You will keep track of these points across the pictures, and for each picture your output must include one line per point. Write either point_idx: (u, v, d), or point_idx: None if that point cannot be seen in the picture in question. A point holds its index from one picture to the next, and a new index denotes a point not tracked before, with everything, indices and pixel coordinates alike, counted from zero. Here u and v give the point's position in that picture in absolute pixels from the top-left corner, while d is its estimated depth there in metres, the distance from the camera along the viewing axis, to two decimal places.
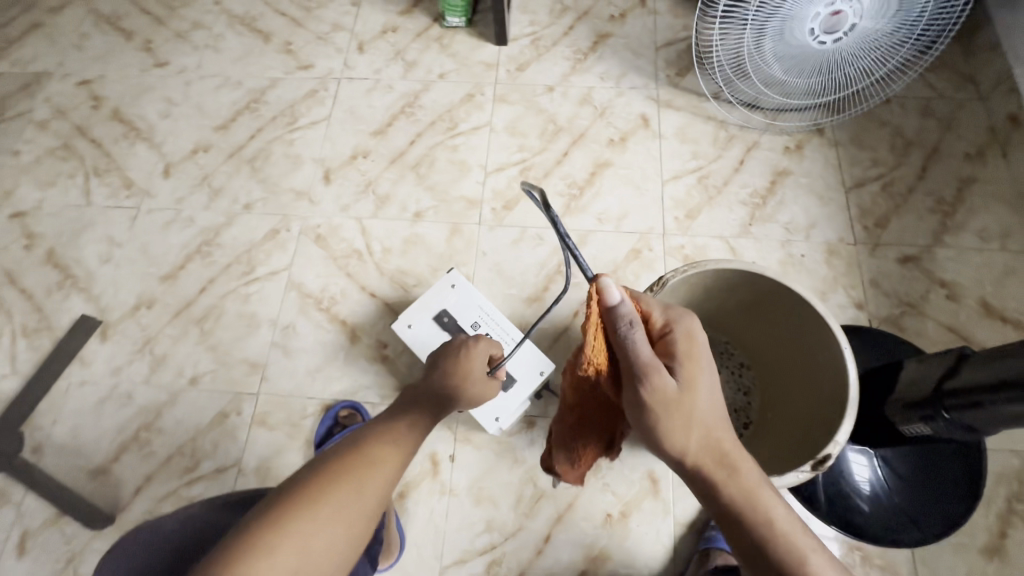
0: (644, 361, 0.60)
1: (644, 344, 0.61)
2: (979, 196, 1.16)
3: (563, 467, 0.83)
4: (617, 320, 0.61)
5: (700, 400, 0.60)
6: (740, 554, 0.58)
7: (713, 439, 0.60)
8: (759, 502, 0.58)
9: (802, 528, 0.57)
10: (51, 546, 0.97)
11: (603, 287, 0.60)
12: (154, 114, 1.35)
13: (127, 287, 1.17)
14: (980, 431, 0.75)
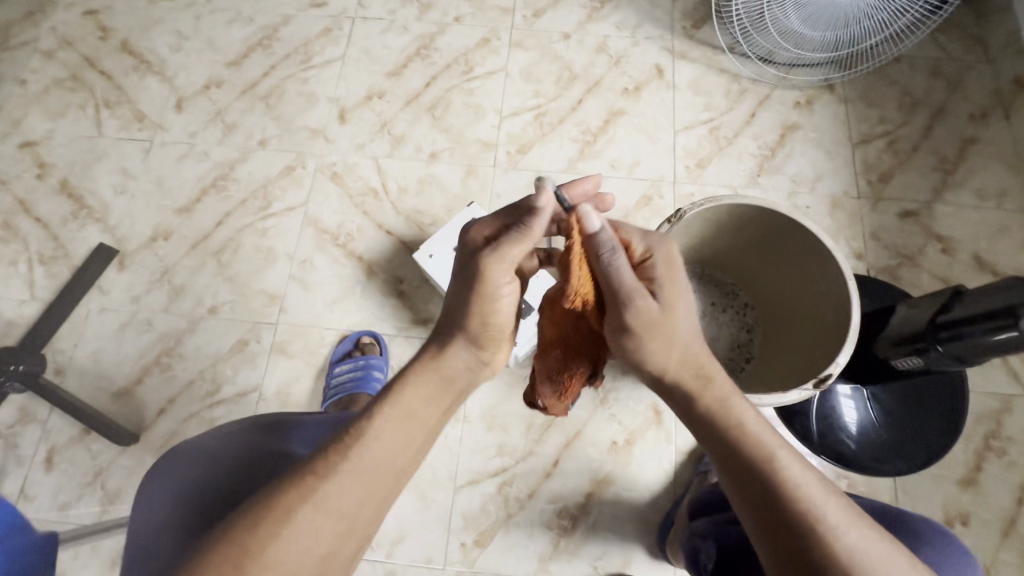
0: (627, 286, 0.55)
1: (625, 268, 0.56)
2: (979, 156, 1.20)
3: (549, 401, 0.75)
4: (599, 247, 0.56)
5: (679, 322, 0.57)
6: (720, 468, 0.56)
7: (690, 351, 0.57)
8: (733, 409, 0.56)
9: (773, 432, 0.55)
10: (77, 461, 1.01)
11: (582, 216, 0.55)
12: (164, 48, 1.33)
13: (143, 219, 1.18)
14: (968, 360, 0.81)
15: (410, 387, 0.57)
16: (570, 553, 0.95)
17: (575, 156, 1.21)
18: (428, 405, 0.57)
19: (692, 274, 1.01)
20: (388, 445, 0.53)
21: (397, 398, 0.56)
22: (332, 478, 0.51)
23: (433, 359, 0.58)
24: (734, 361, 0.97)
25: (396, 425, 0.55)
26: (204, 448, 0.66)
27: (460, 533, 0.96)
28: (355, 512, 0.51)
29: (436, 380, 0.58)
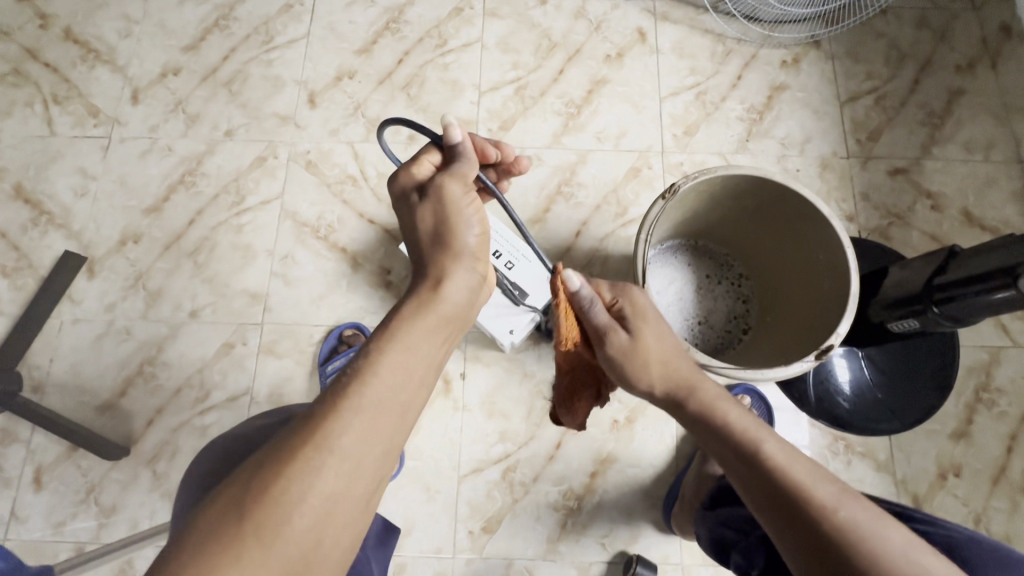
0: (602, 325, 0.62)
1: (599, 310, 0.63)
2: (966, 108, 1.18)
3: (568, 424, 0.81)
4: (580, 303, 0.63)
5: (650, 344, 0.62)
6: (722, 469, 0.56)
7: (672, 369, 0.62)
8: (719, 412, 0.58)
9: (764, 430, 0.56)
10: (67, 478, 0.98)
11: (564, 277, 0.61)
12: (113, 34, 1.23)
13: (110, 222, 1.11)
14: (964, 320, 0.81)
15: (412, 323, 0.50)
16: (578, 532, 0.96)
17: (559, 130, 1.17)
18: (429, 340, 0.50)
19: (685, 246, 1.00)
20: (391, 384, 0.46)
21: (398, 336, 0.49)
22: (338, 421, 0.43)
23: (429, 290, 0.53)
24: (731, 332, 0.96)
25: (401, 364, 0.47)
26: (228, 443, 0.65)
27: (467, 521, 0.96)
28: (367, 453, 0.43)
29: (433, 316, 0.52)
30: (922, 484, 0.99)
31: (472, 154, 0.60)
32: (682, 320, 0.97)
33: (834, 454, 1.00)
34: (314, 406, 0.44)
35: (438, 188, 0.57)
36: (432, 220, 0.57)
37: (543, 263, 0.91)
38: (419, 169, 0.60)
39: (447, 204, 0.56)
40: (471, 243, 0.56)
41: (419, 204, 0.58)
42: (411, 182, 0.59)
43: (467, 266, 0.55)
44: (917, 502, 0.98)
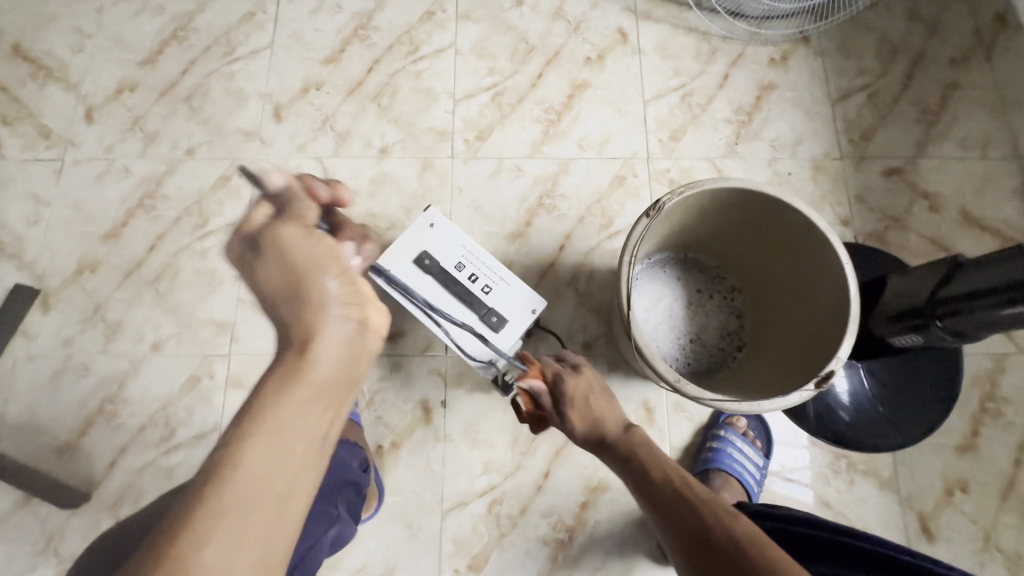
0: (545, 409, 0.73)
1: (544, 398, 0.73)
2: (963, 103, 1.13)
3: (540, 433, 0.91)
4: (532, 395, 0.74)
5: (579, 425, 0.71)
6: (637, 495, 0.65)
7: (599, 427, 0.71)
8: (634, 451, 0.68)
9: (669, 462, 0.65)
10: (24, 528, 0.92)
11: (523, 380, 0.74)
12: (65, 49, 1.16)
13: (65, 250, 1.05)
14: (971, 334, 0.77)
15: (278, 401, 0.44)
16: (570, 567, 0.91)
17: (539, 139, 1.11)
18: (305, 411, 0.44)
19: (673, 260, 0.95)
20: (262, 468, 0.41)
21: (262, 416, 0.43)
22: (202, 526, 0.38)
23: (295, 358, 0.46)
24: (725, 350, 0.92)
25: (268, 448, 0.42)
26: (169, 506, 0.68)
27: (452, 559, 0.91)
28: (240, 554, 0.38)
29: (307, 385, 0.45)
30: (928, 501, 0.94)
31: (303, 192, 0.58)
32: (673, 339, 0.92)
33: (835, 473, 0.96)
34: (178, 510, 0.40)
35: (274, 237, 0.52)
36: (279, 274, 0.51)
37: (523, 285, 0.85)
38: (252, 222, 0.55)
39: (293, 252, 0.51)
40: (335, 285, 0.50)
41: (259, 263, 0.52)
42: (244, 242, 0.55)
43: (332, 319, 0.49)
44: (923, 521, 0.93)
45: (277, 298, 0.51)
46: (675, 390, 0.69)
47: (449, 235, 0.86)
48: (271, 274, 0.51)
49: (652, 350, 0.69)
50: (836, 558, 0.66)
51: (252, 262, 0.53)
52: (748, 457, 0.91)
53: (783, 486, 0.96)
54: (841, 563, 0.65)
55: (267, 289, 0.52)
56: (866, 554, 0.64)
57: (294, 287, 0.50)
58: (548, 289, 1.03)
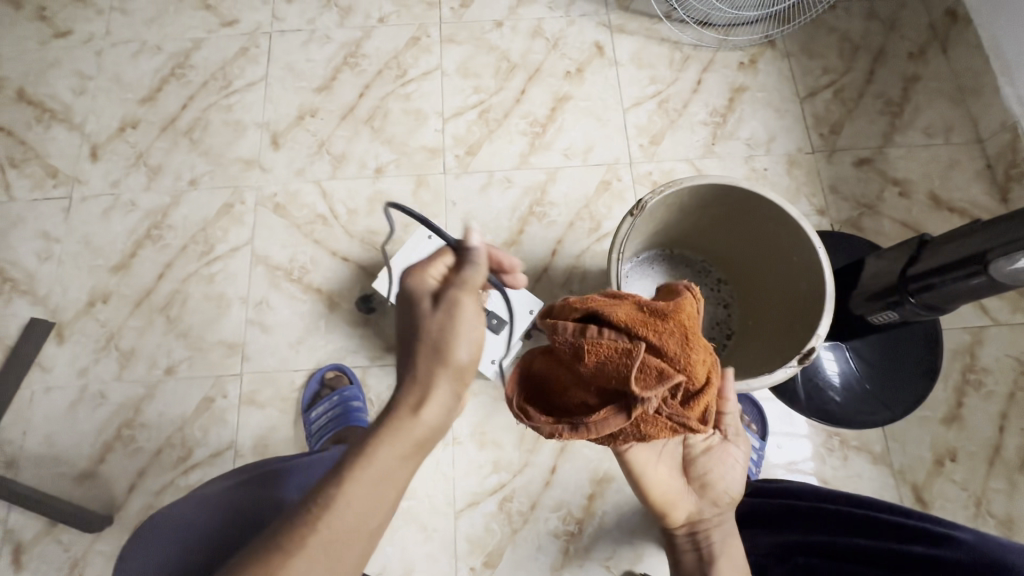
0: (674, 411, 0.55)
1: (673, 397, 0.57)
2: (923, 94, 1.20)
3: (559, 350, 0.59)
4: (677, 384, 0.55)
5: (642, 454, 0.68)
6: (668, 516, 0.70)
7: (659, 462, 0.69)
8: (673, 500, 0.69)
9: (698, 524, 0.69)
10: (49, 555, 0.94)
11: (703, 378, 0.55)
12: (68, 92, 1.21)
13: (76, 284, 1.09)
14: (942, 307, 0.82)
15: (382, 450, 0.47)
16: (582, 558, 0.94)
17: (526, 150, 1.17)
18: (401, 464, 0.48)
19: (661, 257, 0.99)
20: (356, 515, 0.46)
21: (369, 456, 0.47)
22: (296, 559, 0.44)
23: (405, 412, 0.48)
24: (716, 339, 0.96)
25: (369, 494, 0.46)
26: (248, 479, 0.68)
27: (468, 558, 0.94)
28: None
29: (406, 445, 0.48)
30: (920, 472, 0.98)
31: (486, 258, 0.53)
32: None
33: (830, 451, 1.00)
34: (278, 533, 0.45)
35: (449, 302, 0.49)
36: (430, 333, 0.49)
37: (519, 289, 0.90)
38: (430, 269, 0.52)
39: (453, 321, 0.49)
40: (466, 365, 0.49)
41: (422, 306, 0.50)
42: (416, 285, 0.51)
43: (451, 395, 0.49)
44: (917, 492, 0.97)
45: (422, 358, 0.49)
46: None
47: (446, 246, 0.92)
48: (429, 342, 0.49)
49: None
50: (809, 520, 0.67)
51: (414, 312, 0.50)
52: None
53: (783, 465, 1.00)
54: (813, 524, 0.66)
55: (416, 344, 0.49)
56: (835, 513, 0.65)
57: (442, 361, 0.48)
58: (544, 293, 1.08)
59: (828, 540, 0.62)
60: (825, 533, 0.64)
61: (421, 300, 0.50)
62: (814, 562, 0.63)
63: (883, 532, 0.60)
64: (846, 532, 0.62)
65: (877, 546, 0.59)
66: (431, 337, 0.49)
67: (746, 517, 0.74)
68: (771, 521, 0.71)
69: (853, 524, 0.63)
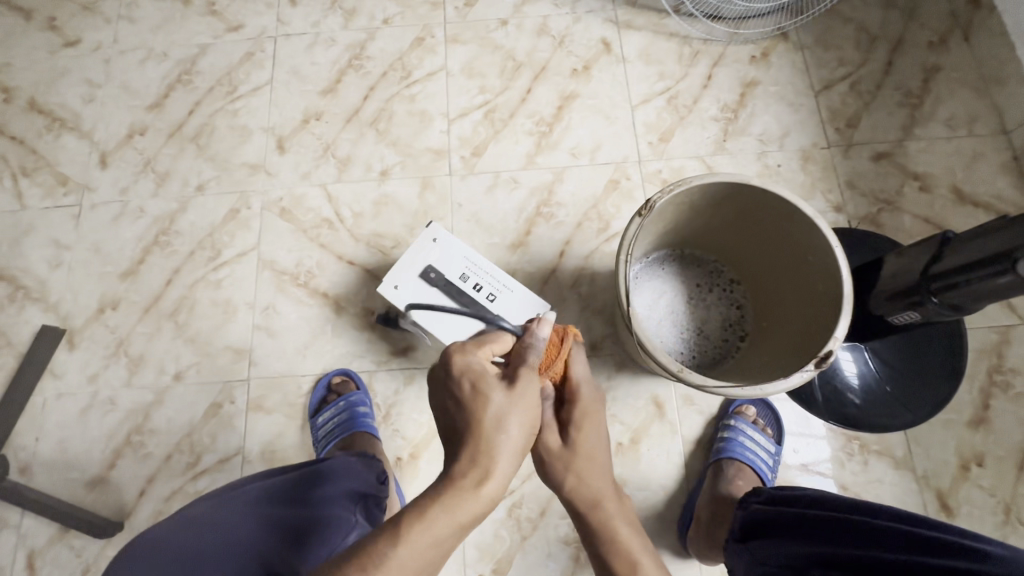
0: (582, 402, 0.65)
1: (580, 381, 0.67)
2: (944, 84, 1.16)
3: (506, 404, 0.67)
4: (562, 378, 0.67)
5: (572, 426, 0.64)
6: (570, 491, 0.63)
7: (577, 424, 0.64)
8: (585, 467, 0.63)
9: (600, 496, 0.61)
10: (62, 561, 0.95)
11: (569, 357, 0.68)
12: (77, 100, 1.22)
13: (87, 290, 1.09)
14: (967, 307, 0.78)
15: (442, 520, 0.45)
16: (593, 565, 0.92)
17: (532, 150, 1.15)
18: (458, 531, 0.46)
19: (671, 257, 0.97)
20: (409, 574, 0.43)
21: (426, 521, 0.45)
22: None
23: (467, 483, 0.47)
24: (729, 341, 0.93)
25: (424, 555, 0.44)
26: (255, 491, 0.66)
27: (477, 565, 0.92)
28: None
29: (467, 510, 0.47)
30: (945, 477, 0.94)
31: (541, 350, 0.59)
32: (676, 334, 0.94)
33: (849, 455, 0.96)
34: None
35: (521, 378, 0.53)
36: (495, 409, 0.50)
37: (527, 292, 0.88)
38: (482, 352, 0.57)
39: (521, 396, 0.52)
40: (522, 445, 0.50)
41: (485, 386, 0.52)
42: (479, 363, 0.54)
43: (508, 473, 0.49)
44: (942, 498, 0.94)
45: (484, 428, 0.49)
46: (678, 380, 0.70)
47: (452, 248, 0.89)
48: (494, 408, 0.50)
49: (654, 342, 0.70)
50: (829, 531, 0.63)
51: (473, 385, 0.52)
52: (759, 445, 0.93)
53: (802, 470, 0.97)
54: (831, 537, 0.62)
55: (479, 413, 0.50)
56: (856, 525, 0.60)
57: (503, 429, 0.50)
58: (552, 295, 1.06)
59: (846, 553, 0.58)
60: (843, 545, 0.60)
61: (482, 374, 0.53)
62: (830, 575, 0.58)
63: (905, 545, 0.55)
64: (865, 543, 0.58)
65: (894, 558, 0.54)
66: (493, 405, 0.51)
67: (759, 528, 0.73)
68: (790, 530, 0.68)
69: (873, 536, 0.58)
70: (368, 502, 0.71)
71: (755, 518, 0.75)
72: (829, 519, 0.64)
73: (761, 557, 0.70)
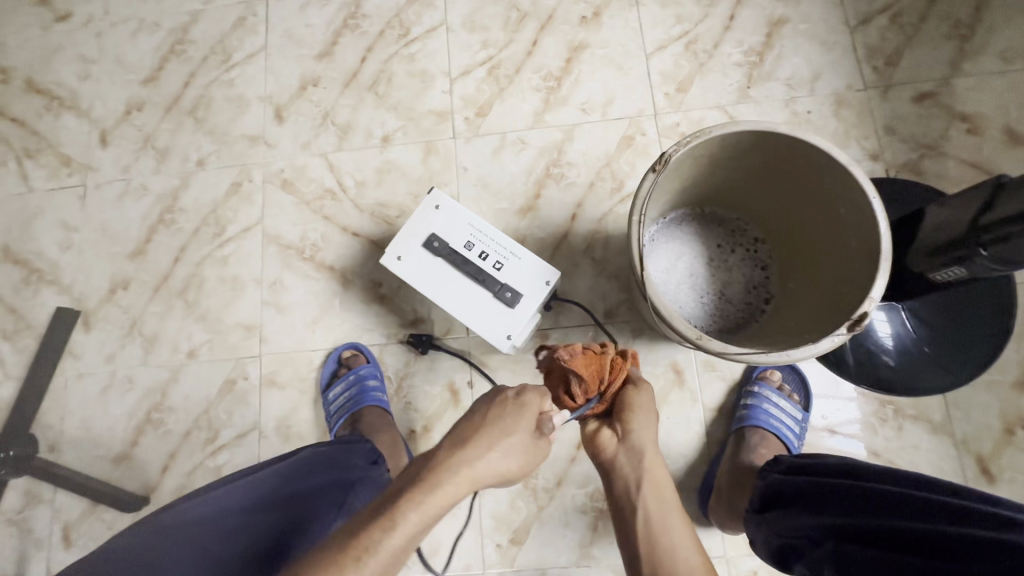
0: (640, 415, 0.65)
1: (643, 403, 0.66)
2: (999, 12, 1.03)
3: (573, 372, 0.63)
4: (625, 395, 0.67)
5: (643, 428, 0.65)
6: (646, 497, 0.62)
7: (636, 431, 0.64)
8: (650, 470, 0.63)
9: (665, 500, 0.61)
10: (95, 533, 0.98)
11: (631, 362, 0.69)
12: (73, 78, 1.20)
13: (98, 272, 1.09)
14: (1020, 262, 0.71)
15: (445, 478, 0.51)
16: (611, 534, 0.91)
17: (540, 108, 1.08)
18: (455, 488, 0.52)
19: (690, 216, 0.91)
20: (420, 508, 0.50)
21: (437, 476, 0.52)
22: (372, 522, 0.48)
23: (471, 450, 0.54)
24: (753, 304, 0.88)
25: (433, 495, 0.51)
26: (210, 506, 0.62)
27: (494, 535, 0.92)
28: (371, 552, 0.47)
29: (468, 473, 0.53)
30: (986, 442, 0.89)
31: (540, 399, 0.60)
32: (696, 298, 0.89)
33: (882, 420, 0.91)
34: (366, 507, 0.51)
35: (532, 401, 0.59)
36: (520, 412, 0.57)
37: (535, 258, 0.84)
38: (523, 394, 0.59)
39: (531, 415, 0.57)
40: (530, 436, 0.57)
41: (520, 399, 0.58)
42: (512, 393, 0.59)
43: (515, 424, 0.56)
44: (982, 463, 0.88)
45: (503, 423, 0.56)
46: (697, 347, 0.65)
47: (457, 216, 0.85)
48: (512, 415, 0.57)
49: (670, 309, 0.65)
50: (844, 499, 0.59)
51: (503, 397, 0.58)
52: (786, 411, 0.89)
53: (830, 435, 0.92)
54: (844, 506, 0.59)
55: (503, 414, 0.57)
56: (877, 494, 0.57)
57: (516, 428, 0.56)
58: (564, 262, 1.01)
59: (860, 523, 0.55)
60: (862, 515, 0.56)
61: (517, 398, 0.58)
62: (847, 547, 0.56)
63: (919, 512, 0.52)
64: (886, 514, 0.54)
65: (913, 528, 0.51)
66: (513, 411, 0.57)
67: (776, 497, 0.70)
68: (806, 501, 0.65)
69: (890, 504, 0.55)
70: (359, 488, 0.70)
71: (771, 488, 0.71)
72: (844, 487, 0.61)
73: (776, 528, 0.68)
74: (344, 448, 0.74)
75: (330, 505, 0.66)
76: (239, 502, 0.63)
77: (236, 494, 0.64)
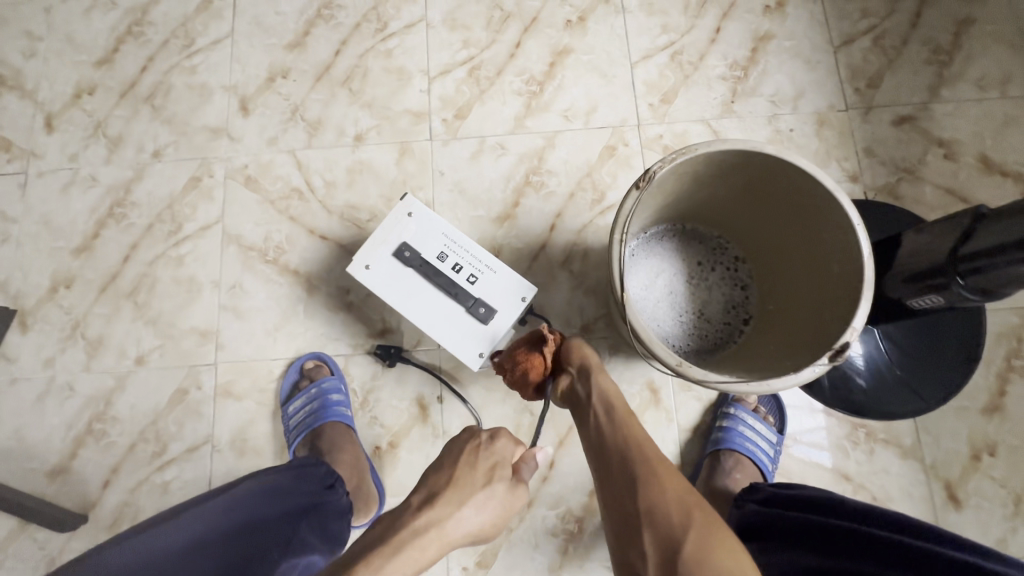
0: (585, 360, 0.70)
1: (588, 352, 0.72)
2: (977, 39, 1.04)
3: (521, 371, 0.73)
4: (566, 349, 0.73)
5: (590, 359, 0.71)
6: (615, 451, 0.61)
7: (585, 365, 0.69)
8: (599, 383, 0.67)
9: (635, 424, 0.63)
10: (25, 554, 0.90)
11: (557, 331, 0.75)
12: (17, 55, 1.10)
13: (38, 268, 1.01)
14: (996, 292, 0.71)
15: (418, 540, 0.48)
16: (582, 557, 0.88)
17: (521, 113, 1.04)
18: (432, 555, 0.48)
19: (671, 232, 0.89)
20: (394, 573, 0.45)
21: (410, 537, 0.48)
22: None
23: (451, 507, 0.51)
24: (731, 324, 0.86)
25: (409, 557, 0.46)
26: (132, 552, 0.52)
27: (461, 558, 0.88)
28: None
29: (446, 536, 0.49)
30: (955, 468, 0.89)
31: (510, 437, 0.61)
32: (675, 316, 0.87)
33: (854, 444, 0.91)
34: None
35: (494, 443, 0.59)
36: (490, 463, 0.57)
37: (511, 273, 0.80)
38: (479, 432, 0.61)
39: (500, 452, 0.58)
40: (503, 489, 0.56)
41: (489, 447, 0.58)
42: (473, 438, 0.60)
43: (492, 476, 0.56)
44: (950, 489, 0.89)
45: (475, 471, 0.56)
46: (677, 374, 0.63)
47: (431, 224, 0.80)
48: (486, 467, 0.56)
49: (651, 334, 0.62)
50: (831, 541, 0.57)
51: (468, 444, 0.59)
52: (760, 435, 0.88)
53: (796, 444, 0.92)
54: (832, 549, 0.57)
55: (472, 463, 0.56)
56: (870, 536, 0.54)
57: (492, 478, 0.56)
58: (541, 274, 0.98)
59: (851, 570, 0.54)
60: (852, 561, 0.54)
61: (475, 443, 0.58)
62: None
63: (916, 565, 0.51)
64: (877, 562, 0.53)
65: None
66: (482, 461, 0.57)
67: (750, 531, 0.67)
68: (781, 536, 0.62)
69: (883, 552, 0.53)
70: (313, 515, 0.68)
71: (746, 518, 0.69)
72: (828, 527, 0.59)
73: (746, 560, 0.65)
74: (287, 476, 0.69)
75: (281, 536, 0.62)
76: (168, 544, 0.54)
77: (164, 537, 0.55)
